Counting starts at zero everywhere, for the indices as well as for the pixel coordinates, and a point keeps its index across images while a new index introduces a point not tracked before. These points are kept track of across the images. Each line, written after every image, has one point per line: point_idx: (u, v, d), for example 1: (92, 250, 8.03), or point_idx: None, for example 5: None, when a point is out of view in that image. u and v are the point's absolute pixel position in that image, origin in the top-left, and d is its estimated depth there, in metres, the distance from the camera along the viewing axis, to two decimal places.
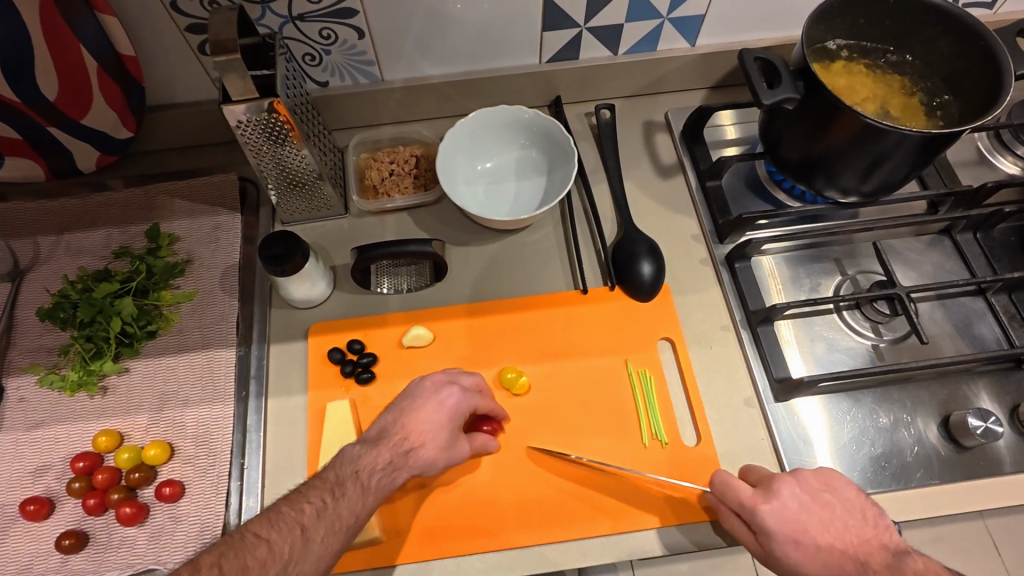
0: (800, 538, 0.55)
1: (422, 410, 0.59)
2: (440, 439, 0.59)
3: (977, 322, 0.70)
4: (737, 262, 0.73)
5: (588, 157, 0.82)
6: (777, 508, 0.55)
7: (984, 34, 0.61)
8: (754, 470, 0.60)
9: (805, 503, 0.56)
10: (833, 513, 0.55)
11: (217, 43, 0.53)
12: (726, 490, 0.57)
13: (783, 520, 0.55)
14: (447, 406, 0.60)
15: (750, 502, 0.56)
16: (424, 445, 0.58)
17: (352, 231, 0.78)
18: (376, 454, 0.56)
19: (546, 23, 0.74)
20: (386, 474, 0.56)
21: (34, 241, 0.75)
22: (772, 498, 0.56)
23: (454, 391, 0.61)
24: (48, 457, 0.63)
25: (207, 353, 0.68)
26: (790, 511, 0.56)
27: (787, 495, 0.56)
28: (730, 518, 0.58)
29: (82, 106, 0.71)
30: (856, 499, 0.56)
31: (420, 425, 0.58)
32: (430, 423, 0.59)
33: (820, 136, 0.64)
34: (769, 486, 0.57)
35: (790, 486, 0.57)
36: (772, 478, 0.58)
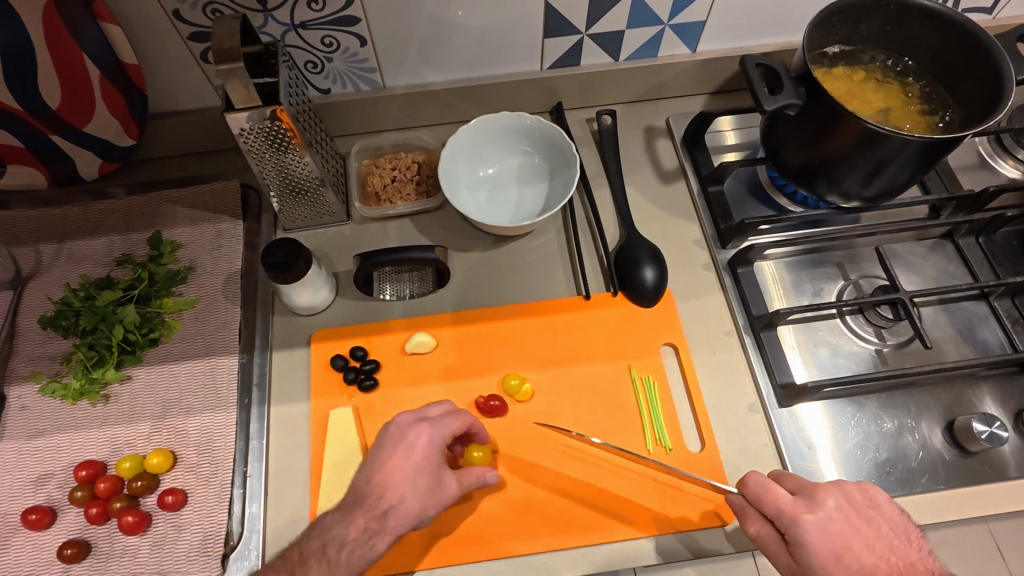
0: (843, 554, 0.52)
1: (389, 464, 0.57)
2: (418, 488, 0.57)
3: (980, 326, 0.70)
4: (739, 267, 0.73)
5: (589, 163, 0.82)
6: (821, 519, 0.53)
7: (985, 40, 0.61)
8: (792, 477, 0.57)
9: (850, 518, 0.53)
10: (878, 531, 0.53)
11: (219, 52, 0.53)
12: (762, 497, 0.55)
13: (828, 533, 0.53)
14: (413, 458, 0.57)
15: (790, 512, 0.53)
16: (402, 498, 0.56)
17: (355, 238, 0.78)
18: (347, 525, 0.55)
19: (548, 29, 0.74)
20: (360, 543, 0.54)
21: (36, 248, 0.75)
22: (816, 509, 0.53)
23: (422, 432, 0.59)
24: (49, 467, 0.63)
25: (209, 360, 0.68)
26: (836, 527, 0.53)
27: (831, 505, 0.54)
28: (759, 524, 0.56)
29: (84, 113, 0.71)
30: (898, 518, 0.55)
31: (396, 480, 0.56)
32: (401, 475, 0.56)
33: (822, 141, 0.64)
34: (810, 495, 0.55)
35: (835, 497, 0.54)
36: (814, 488, 0.55)
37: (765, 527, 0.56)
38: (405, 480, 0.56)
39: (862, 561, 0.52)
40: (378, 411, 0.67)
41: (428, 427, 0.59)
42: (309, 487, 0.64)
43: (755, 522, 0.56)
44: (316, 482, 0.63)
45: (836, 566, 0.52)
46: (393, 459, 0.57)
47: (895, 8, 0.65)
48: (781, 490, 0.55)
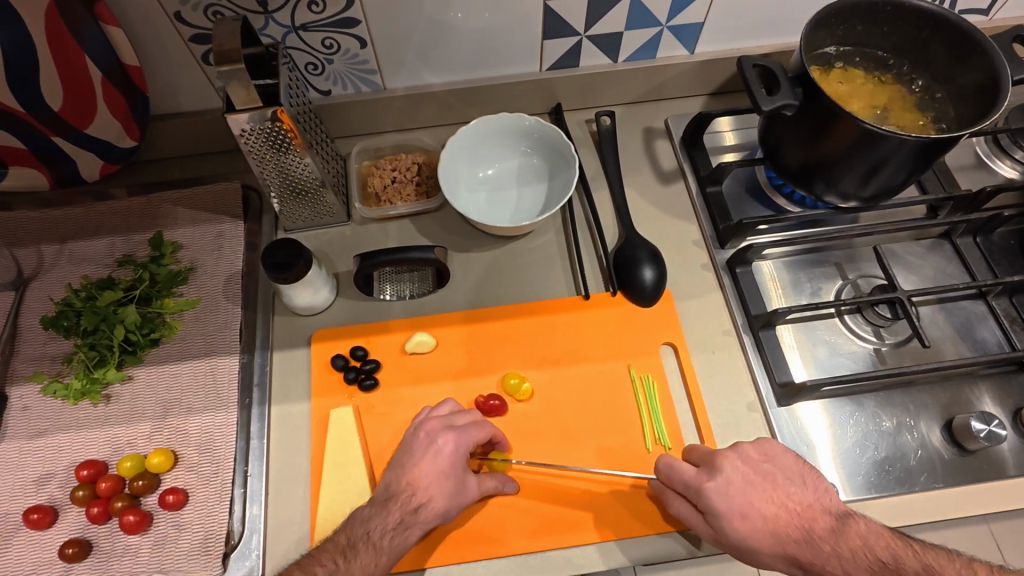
0: (747, 512, 0.56)
1: (419, 464, 0.59)
2: (446, 488, 0.59)
3: (978, 326, 0.70)
4: (738, 267, 0.73)
5: (588, 164, 0.83)
6: (721, 484, 0.57)
7: (981, 41, 0.62)
8: (696, 449, 0.61)
9: (747, 477, 0.57)
10: (776, 483, 0.57)
11: (220, 53, 0.54)
12: (671, 474, 0.59)
13: (728, 496, 0.56)
14: (444, 461, 0.59)
15: (694, 482, 0.57)
16: (431, 497, 0.58)
17: (355, 239, 0.78)
18: (384, 515, 0.56)
19: (547, 30, 0.74)
20: (397, 534, 0.56)
21: (38, 249, 0.75)
22: (715, 475, 0.57)
23: (449, 438, 0.60)
24: (51, 466, 0.63)
25: (210, 360, 0.68)
26: (735, 487, 0.57)
27: (729, 469, 0.57)
28: (677, 501, 0.59)
29: (86, 115, 0.72)
30: (795, 466, 0.58)
31: (423, 479, 0.58)
32: (430, 476, 0.58)
33: (820, 141, 0.65)
34: (711, 464, 0.58)
35: (732, 461, 0.58)
36: (714, 456, 0.59)
37: (682, 503, 0.58)
38: (425, 473, 0.58)
39: (764, 516, 0.56)
40: (378, 411, 0.67)
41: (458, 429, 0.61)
42: (309, 486, 0.64)
43: (674, 501, 0.59)
44: (316, 481, 0.64)
45: (744, 524, 0.56)
46: (424, 461, 0.59)
47: (892, 9, 0.65)
48: (683, 463, 0.59)
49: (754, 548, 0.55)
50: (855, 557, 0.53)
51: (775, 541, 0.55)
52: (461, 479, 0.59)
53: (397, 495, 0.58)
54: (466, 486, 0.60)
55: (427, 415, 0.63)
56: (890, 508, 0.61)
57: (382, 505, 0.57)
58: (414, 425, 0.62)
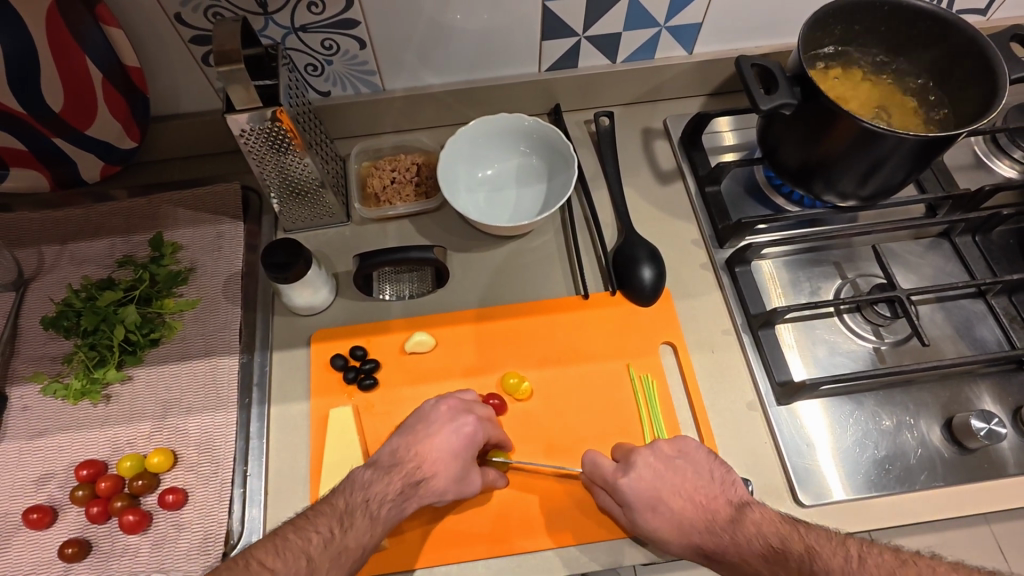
0: (657, 505, 0.58)
1: (434, 439, 0.59)
2: (452, 470, 0.58)
3: (978, 325, 0.70)
4: (737, 266, 0.73)
5: (588, 164, 0.83)
6: (633, 479, 0.58)
7: (979, 41, 0.62)
8: (620, 447, 0.63)
9: (658, 472, 0.59)
10: (684, 476, 0.58)
11: (220, 54, 0.54)
12: (593, 468, 0.60)
13: (641, 490, 0.58)
14: (460, 441, 0.59)
15: (610, 477, 0.59)
16: (435, 475, 0.58)
17: (354, 239, 0.78)
18: (386, 483, 0.56)
19: (546, 31, 0.75)
20: (395, 504, 0.56)
21: (38, 250, 0.75)
22: (630, 471, 0.59)
23: (470, 420, 0.61)
24: (51, 466, 0.63)
25: (211, 360, 0.68)
26: (646, 481, 0.58)
27: (642, 465, 0.59)
28: (600, 494, 0.61)
29: (87, 116, 0.72)
30: (705, 460, 0.59)
31: (432, 453, 0.58)
32: (442, 453, 0.58)
33: (817, 141, 0.65)
34: (628, 459, 0.60)
35: (644, 456, 0.60)
36: (631, 451, 0.61)
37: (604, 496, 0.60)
38: (436, 447, 0.59)
39: (672, 508, 0.58)
40: (377, 411, 0.67)
41: (473, 420, 0.61)
42: (308, 487, 0.64)
43: (599, 494, 0.61)
44: (315, 481, 0.64)
45: (653, 516, 0.57)
46: (438, 435, 0.59)
47: (890, 9, 0.65)
48: (604, 459, 0.60)
49: (663, 539, 0.57)
50: (750, 545, 0.54)
51: (680, 533, 0.57)
52: (471, 462, 0.60)
53: (403, 465, 0.58)
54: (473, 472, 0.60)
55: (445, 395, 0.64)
56: (890, 507, 0.61)
57: (387, 472, 0.57)
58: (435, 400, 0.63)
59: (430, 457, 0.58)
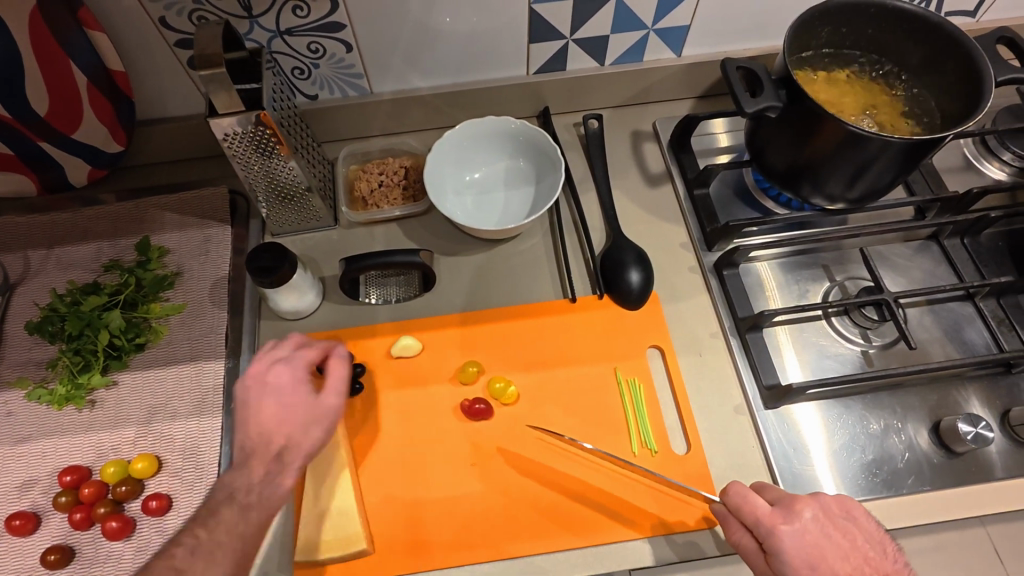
0: (818, 565, 0.53)
1: (261, 405, 0.57)
2: (297, 416, 0.57)
3: (966, 327, 0.70)
4: (725, 269, 0.73)
5: (576, 167, 0.83)
6: (797, 530, 0.54)
7: (965, 42, 0.61)
8: (771, 489, 0.58)
9: (827, 529, 0.54)
10: (854, 541, 0.53)
11: (202, 57, 0.53)
12: (741, 505, 0.56)
13: (803, 544, 0.53)
14: (284, 389, 0.58)
15: (767, 522, 0.54)
16: (289, 437, 0.57)
17: (342, 242, 0.78)
18: (248, 472, 0.54)
19: (532, 34, 0.74)
20: (266, 484, 0.54)
21: (25, 254, 0.75)
22: (792, 519, 0.54)
23: (282, 369, 0.59)
24: (34, 472, 0.63)
25: (196, 365, 0.68)
26: (811, 537, 0.54)
27: (808, 518, 0.54)
28: (739, 532, 0.56)
29: (72, 120, 0.72)
30: (875, 531, 0.55)
31: (267, 420, 0.57)
32: (275, 412, 0.57)
33: (804, 144, 0.65)
34: (790, 507, 0.55)
35: (813, 508, 0.55)
36: (794, 500, 0.56)
37: (744, 535, 0.56)
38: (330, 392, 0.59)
39: (836, 573, 0.53)
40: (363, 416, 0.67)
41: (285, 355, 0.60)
42: (294, 492, 0.64)
43: (737, 532, 0.56)
44: (301, 487, 0.63)
45: None
46: (264, 400, 0.57)
47: (876, 11, 0.65)
48: (759, 500, 0.56)
49: None
50: None
51: None
52: (310, 398, 0.58)
53: (281, 447, 0.56)
54: (323, 402, 0.59)
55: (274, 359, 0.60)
56: (876, 510, 0.61)
57: (247, 463, 0.55)
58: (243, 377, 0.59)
59: (245, 428, 0.57)
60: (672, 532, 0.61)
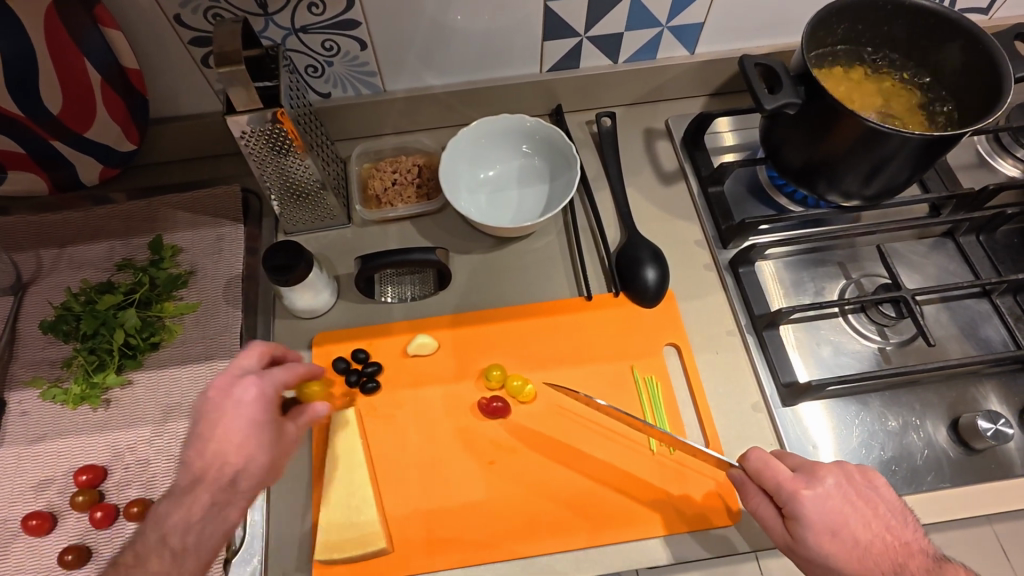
0: (839, 531, 0.52)
1: (216, 422, 0.49)
2: (262, 442, 0.51)
3: (982, 324, 0.70)
4: (741, 267, 0.73)
5: (589, 165, 0.83)
6: (819, 495, 0.53)
7: (985, 39, 0.61)
8: (793, 456, 0.58)
9: (849, 496, 0.54)
10: (876, 510, 0.54)
11: (221, 55, 0.53)
12: (762, 471, 0.55)
13: (826, 509, 0.53)
14: (242, 421, 0.50)
15: (790, 486, 0.53)
16: (248, 458, 0.49)
17: (356, 240, 0.78)
18: (186, 507, 0.47)
19: (547, 32, 0.74)
20: (211, 518, 0.48)
21: (37, 253, 0.75)
22: (815, 485, 0.54)
23: (249, 385, 0.51)
24: (51, 472, 0.62)
25: (212, 363, 0.68)
26: (834, 503, 0.53)
27: (831, 483, 0.54)
28: (757, 497, 0.56)
29: (85, 118, 0.71)
30: (896, 501, 0.55)
31: (229, 437, 0.49)
32: (237, 433, 0.49)
33: (821, 141, 0.65)
34: (811, 473, 0.55)
35: (835, 476, 0.54)
36: (816, 466, 0.55)
37: (764, 502, 0.56)
38: (235, 428, 0.50)
39: (857, 538, 0.52)
40: (380, 414, 0.67)
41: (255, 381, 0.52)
42: (310, 492, 0.63)
43: (755, 498, 0.56)
44: (319, 486, 0.63)
45: (831, 542, 0.52)
46: (217, 419, 0.50)
47: (894, 8, 0.65)
48: (781, 465, 0.55)
49: (835, 567, 0.52)
50: None
51: (860, 568, 0.52)
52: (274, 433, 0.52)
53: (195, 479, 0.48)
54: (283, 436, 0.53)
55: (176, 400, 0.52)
56: None
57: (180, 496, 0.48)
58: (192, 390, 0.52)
59: (196, 447, 0.49)
60: (697, 529, 0.61)
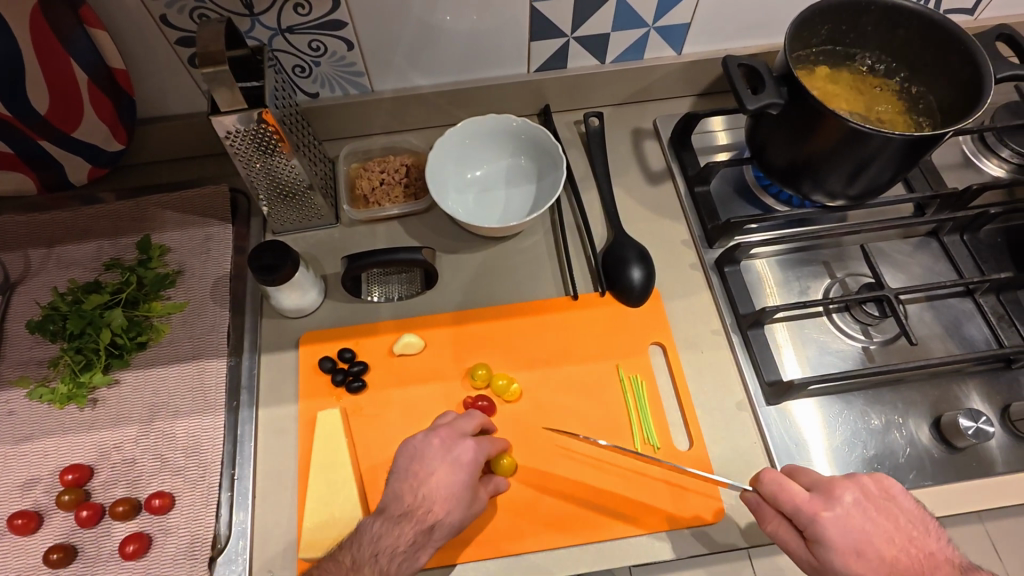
0: (863, 550, 0.53)
1: (436, 474, 0.58)
2: (464, 500, 0.58)
3: (966, 323, 0.70)
4: (726, 266, 0.73)
5: (577, 165, 0.83)
6: (839, 516, 0.54)
7: (965, 40, 0.62)
8: (806, 473, 0.58)
9: (868, 512, 0.54)
10: (897, 523, 0.54)
11: (205, 55, 0.53)
12: (778, 494, 0.55)
13: (847, 530, 0.53)
14: (459, 472, 0.58)
15: (808, 509, 0.54)
16: (448, 513, 0.57)
17: (343, 240, 0.78)
18: (397, 534, 0.55)
19: (534, 32, 0.75)
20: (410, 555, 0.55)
21: (25, 253, 0.75)
22: (834, 505, 0.54)
23: (468, 447, 0.60)
24: (36, 471, 0.63)
25: (198, 362, 0.68)
26: (855, 522, 0.54)
27: (849, 501, 0.54)
28: (776, 520, 0.56)
29: (73, 119, 0.72)
30: (916, 510, 0.55)
31: (440, 492, 0.57)
32: (447, 487, 0.57)
33: (805, 141, 0.65)
34: (828, 491, 0.55)
35: (852, 492, 0.55)
36: (832, 483, 0.56)
37: (784, 524, 0.56)
38: (443, 482, 0.57)
39: (882, 555, 0.53)
40: (366, 413, 0.67)
41: (473, 443, 0.60)
42: (296, 492, 0.64)
43: (774, 522, 0.57)
44: (304, 486, 0.63)
45: (857, 561, 0.53)
46: (441, 469, 0.58)
47: (877, 9, 0.65)
48: (798, 487, 0.55)
49: None
50: None
51: None
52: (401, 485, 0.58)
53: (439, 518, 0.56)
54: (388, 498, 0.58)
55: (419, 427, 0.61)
56: None
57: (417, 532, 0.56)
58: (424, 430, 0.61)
59: (425, 497, 0.57)
60: (686, 527, 0.61)
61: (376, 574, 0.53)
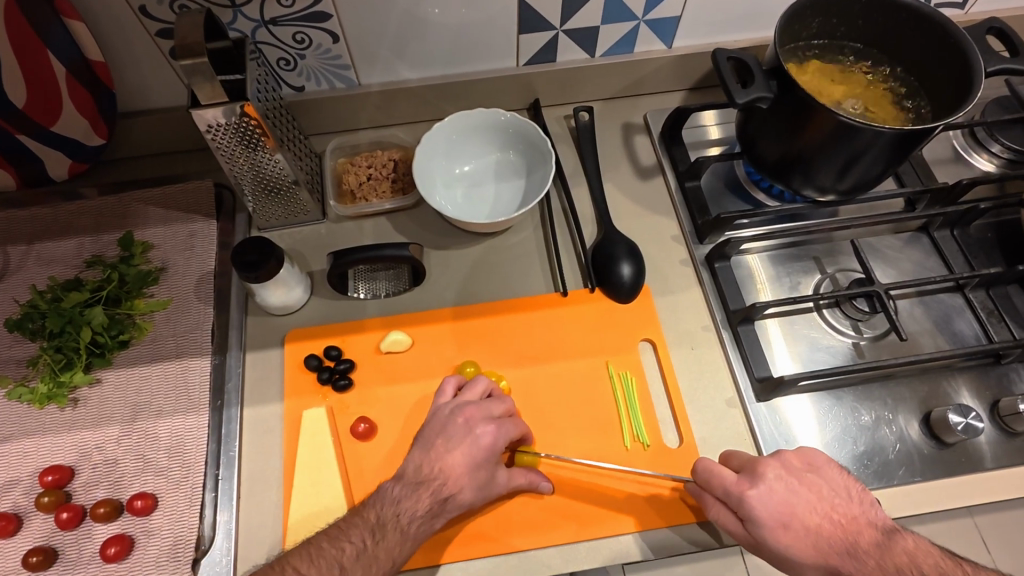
0: (789, 522, 0.54)
1: (455, 450, 0.58)
2: (475, 480, 0.58)
3: (956, 318, 0.70)
4: (716, 262, 0.72)
5: (566, 160, 0.82)
6: (764, 492, 0.54)
7: (956, 33, 0.61)
8: (737, 455, 0.58)
9: (792, 485, 0.54)
10: (819, 493, 0.54)
11: (183, 47, 0.52)
12: (711, 479, 0.56)
13: (772, 504, 0.54)
14: (479, 450, 0.59)
15: (736, 490, 0.54)
16: (461, 489, 0.57)
17: (330, 237, 0.77)
18: (415, 499, 0.56)
19: (522, 25, 0.74)
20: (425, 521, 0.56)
21: (4, 251, 0.73)
22: (759, 483, 0.54)
23: (488, 431, 0.60)
24: (15, 473, 0.61)
25: (182, 361, 0.67)
26: (778, 496, 0.54)
27: (773, 477, 0.55)
28: (716, 505, 0.56)
29: (52, 113, 0.70)
30: (839, 477, 0.55)
31: (456, 467, 0.58)
32: (465, 465, 0.58)
33: (797, 134, 0.64)
34: (752, 469, 0.56)
35: (776, 468, 0.55)
36: (757, 462, 0.56)
37: (721, 508, 0.56)
38: (459, 460, 0.58)
39: (808, 526, 0.54)
40: (352, 412, 0.66)
41: (494, 426, 0.60)
42: (280, 493, 0.63)
43: (713, 507, 0.57)
44: (287, 485, 0.62)
45: (785, 533, 0.54)
46: (461, 447, 0.59)
47: (866, 3, 0.65)
48: (726, 470, 0.56)
49: (796, 559, 0.53)
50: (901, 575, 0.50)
51: (816, 553, 0.53)
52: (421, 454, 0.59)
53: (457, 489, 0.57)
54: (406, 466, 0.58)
55: (449, 402, 0.62)
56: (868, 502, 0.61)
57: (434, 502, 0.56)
58: (451, 404, 0.61)
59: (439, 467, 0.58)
60: (672, 523, 0.61)
61: (396, 534, 0.55)
